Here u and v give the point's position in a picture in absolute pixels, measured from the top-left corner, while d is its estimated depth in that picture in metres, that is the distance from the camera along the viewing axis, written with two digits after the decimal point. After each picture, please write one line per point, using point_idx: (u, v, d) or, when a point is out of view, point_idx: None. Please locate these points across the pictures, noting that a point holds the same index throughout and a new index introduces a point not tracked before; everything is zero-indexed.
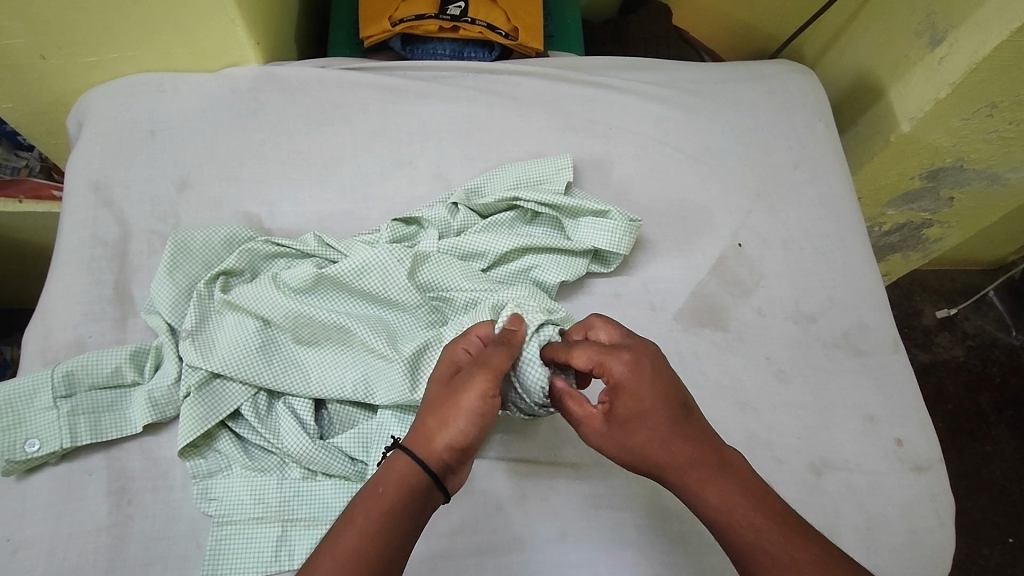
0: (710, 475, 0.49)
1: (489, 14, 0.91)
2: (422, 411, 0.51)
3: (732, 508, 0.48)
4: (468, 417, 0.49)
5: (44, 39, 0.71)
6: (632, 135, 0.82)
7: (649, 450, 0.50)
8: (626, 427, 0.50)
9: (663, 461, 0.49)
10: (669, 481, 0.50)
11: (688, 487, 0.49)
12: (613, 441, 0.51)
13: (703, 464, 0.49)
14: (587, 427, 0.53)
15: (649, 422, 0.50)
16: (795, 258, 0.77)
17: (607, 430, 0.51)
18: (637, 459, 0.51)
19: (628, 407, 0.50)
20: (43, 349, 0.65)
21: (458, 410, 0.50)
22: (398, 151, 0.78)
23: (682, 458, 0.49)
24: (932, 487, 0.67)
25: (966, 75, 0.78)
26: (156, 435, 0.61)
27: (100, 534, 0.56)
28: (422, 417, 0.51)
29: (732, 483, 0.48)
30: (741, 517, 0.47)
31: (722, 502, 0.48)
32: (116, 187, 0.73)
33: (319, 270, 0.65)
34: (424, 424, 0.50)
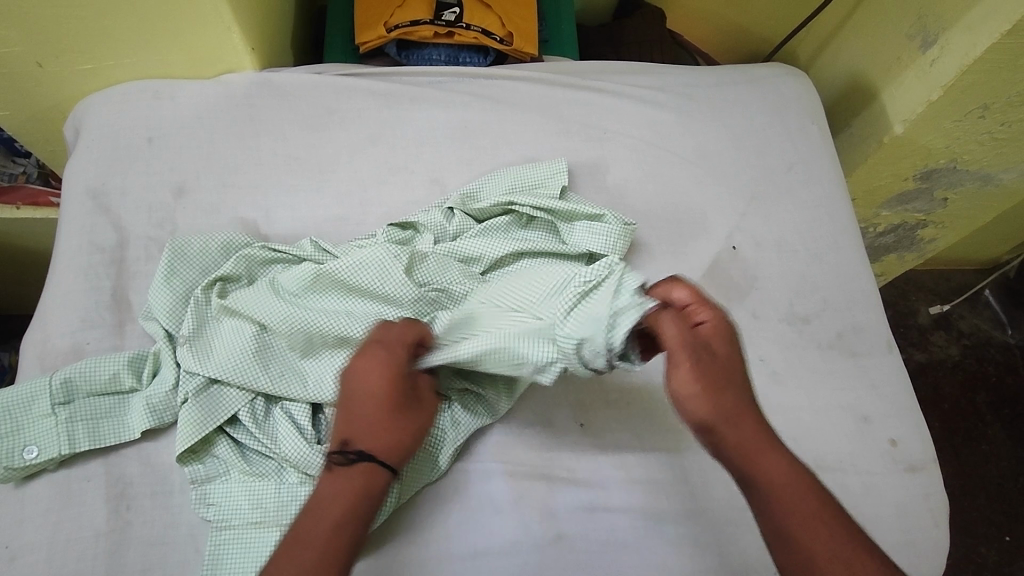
0: (766, 443, 0.53)
1: (484, 19, 0.92)
2: (377, 420, 0.54)
3: (781, 478, 0.51)
4: (421, 433, 0.57)
5: (40, 47, 0.71)
6: (626, 139, 0.82)
7: (731, 403, 0.53)
8: (714, 367, 0.53)
9: (734, 416, 0.53)
10: (732, 438, 0.53)
11: (743, 450, 0.52)
12: (704, 371, 0.53)
13: (766, 433, 0.53)
14: (680, 349, 0.53)
15: (735, 379, 0.54)
16: (789, 260, 0.77)
17: (700, 360, 0.53)
18: (713, 401, 0.52)
19: (721, 352, 0.54)
20: (41, 356, 0.65)
21: (418, 425, 0.56)
22: (394, 156, 0.79)
23: (749, 420, 0.53)
24: (925, 487, 0.68)
25: (957, 77, 0.78)
26: (154, 441, 0.62)
27: (98, 540, 0.57)
28: (381, 427, 0.54)
29: (787, 456, 0.53)
30: (790, 487, 0.51)
31: (774, 470, 0.52)
32: (113, 194, 0.73)
33: (317, 270, 0.65)
34: (389, 436, 0.54)
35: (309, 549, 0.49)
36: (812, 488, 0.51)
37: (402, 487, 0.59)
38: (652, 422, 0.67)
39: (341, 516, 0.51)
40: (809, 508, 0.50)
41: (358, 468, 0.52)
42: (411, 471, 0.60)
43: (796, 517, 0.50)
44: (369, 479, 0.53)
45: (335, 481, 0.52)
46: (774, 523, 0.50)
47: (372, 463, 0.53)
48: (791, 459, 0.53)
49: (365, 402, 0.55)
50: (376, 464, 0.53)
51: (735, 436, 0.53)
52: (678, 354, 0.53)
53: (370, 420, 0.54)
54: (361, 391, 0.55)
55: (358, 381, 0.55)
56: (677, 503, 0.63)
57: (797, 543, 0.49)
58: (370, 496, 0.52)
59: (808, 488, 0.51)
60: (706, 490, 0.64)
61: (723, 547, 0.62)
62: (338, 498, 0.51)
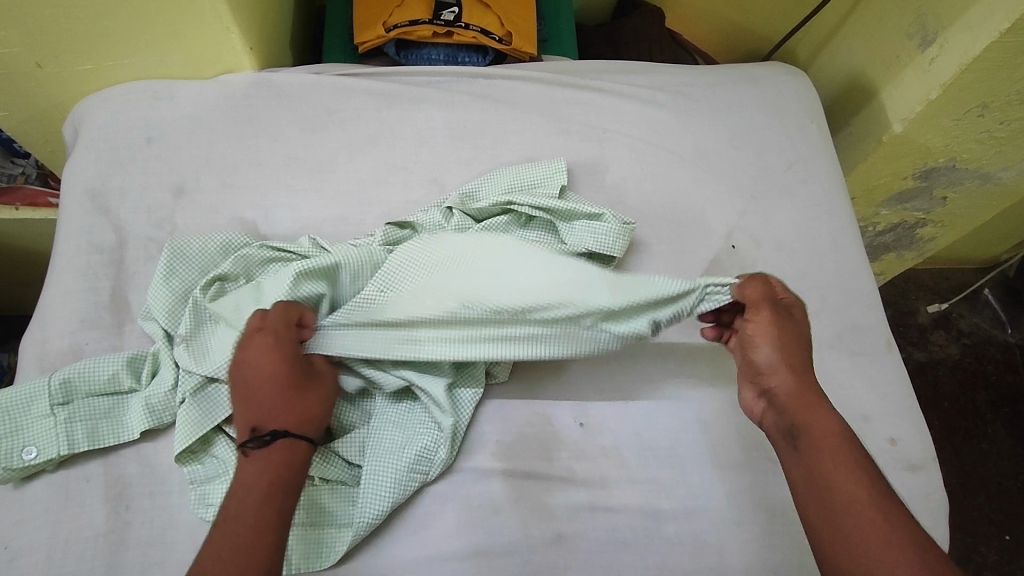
0: (820, 404, 0.56)
1: (483, 19, 0.92)
2: (274, 399, 0.55)
3: (828, 435, 0.53)
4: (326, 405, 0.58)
5: (39, 48, 0.71)
6: (625, 138, 0.82)
7: (788, 365, 0.58)
8: (791, 334, 0.59)
9: (789, 378, 0.57)
10: (785, 395, 0.57)
11: (794, 405, 0.56)
12: (783, 332, 0.59)
13: (820, 399, 0.56)
14: (764, 311, 0.60)
15: (797, 352, 0.59)
16: (788, 259, 0.77)
17: (783, 325, 0.59)
18: (783, 358, 0.58)
19: (796, 327, 0.60)
20: (40, 356, 0.65)
21: (322, 400, 0.58)
22: (393, 156, 0.79)
23: (806, 385, 0.57)
24: (926, 486, 0.68)
25: (956, 76, 0.78)
26: (153, 442, 0.62)
27: (97, 541, 0.57)
28: (284, 404, 0.55)
29: (839, 420, 0.55)
30: (836, 443, 0.53)
31: (823, 426, 0.54)
32: (112, 194, 0.73)
33: (302, 271, 0.63)
34: (294, 412, 0.56)
35: (243, 526, 0.50)
36: (858, 450, 0.53)
37: (399, 487, 0.59)
38: (651, 422, 0.67)
39: (267, 491, 0.52)
40: (850, 464, 0.51)
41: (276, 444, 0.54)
42: (409, 470, 0.60)
43: (835, 467, 0.51)
44: (286, 453, 0.54)
45: (255, 462, 0.53)
46: (810, 471, 0.52)
47: (284, 437, 0.54)
48: (843, 423, 0.55)
49: (257, 386, 0.56)
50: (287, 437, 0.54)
51: (792, 389, 0.57)
52: (761, 312, 0.60)
53: (271, 403, 0.55)
54: (253, 376, 0.56)
55: (248, 367, 0.56)
56: (676, 503, 0.63)
57: (833, 492, 0.50)
58: (293, 468, 0.54)
59: (852, 449, 0.53)
60: (706, 490, 0.64)
61: (723, 546, 0.62)
62: (260, 476, 0.52)
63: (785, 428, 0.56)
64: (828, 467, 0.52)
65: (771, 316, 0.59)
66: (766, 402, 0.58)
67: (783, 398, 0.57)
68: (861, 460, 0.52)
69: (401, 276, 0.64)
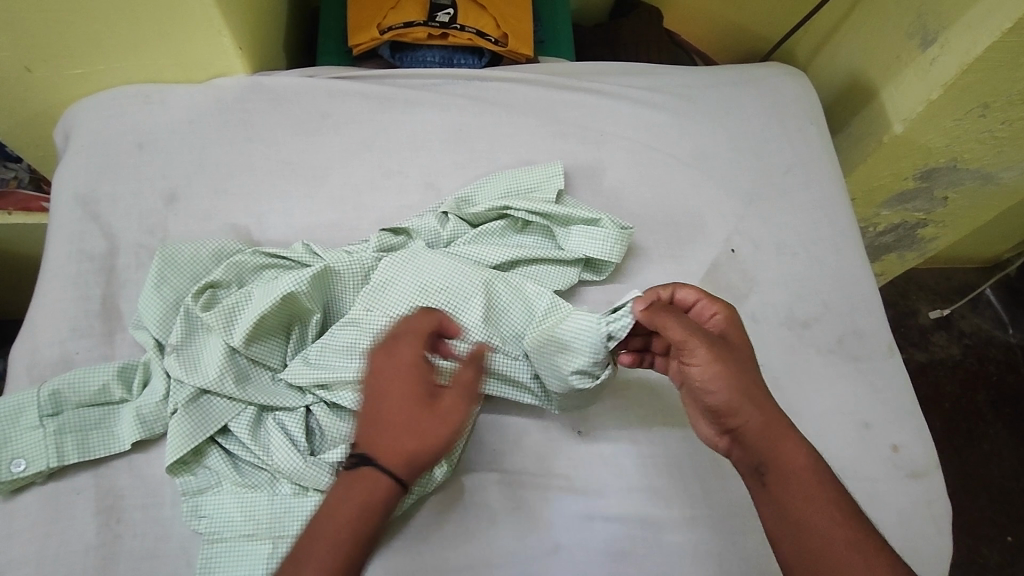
0: (787, 431, 0.54)
1: (479, 20, 0.91)
2: (381, 420, 0.52)
3: (795, 463, 0.53)
4: (440, 439, 0.52)
5: (29, 53, 0.70)
6: (623, 140, 0.81)
7: (740, 397, 0.54)
8: (735, 366, 0.55)
9: (744, 409, 0.54)
10: (750, 429, 0.54)
11: (761, 435, 0.54)
12: (726, 365, 0.54)
13: (784, 423, 0.54)
14: (703, 341, 0.54)
15: (745, 377, 0.55)
16: (788, 263, 0.76)
17: (725, 356, 0.54)
18: (734, 394, 0.53)
19: (739, 350, 0.57)
20: (29, 366, 0.64)
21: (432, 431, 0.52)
22: (387, 160, 0.78)
23: (768, 408, 0.54)
24: (928, 493, 0.67)
25: (957, 76, 0.77)
26: (144, 453, 0.61)
27: (88, 554, 0.56)
28: (389, 429, 0.52)
29: (807, 448, 0.54)
30: (804, 473, 0.52)
31: (792, 460, 0.53)
32: (103, 201, 0.72)
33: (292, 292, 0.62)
34: (393, 442, 0.51)
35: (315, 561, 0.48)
36: (830, 482, 0.52)
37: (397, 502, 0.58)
38: (649, 430, 0.66)
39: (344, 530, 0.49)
40: (823, 499, 0.51)
41: (365, 477, 0.51)
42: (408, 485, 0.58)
43: (807, 505, 0.51)
44: (368, 490, 0.51)
45: (341, 494, 0.51)
46: (783, 510, 0.51)
47: (372, 470, 0.51)
48: (811, 451, 0.54)
49: (375, 401, 0.53)
50: (374, 472, 0.51)
51: (757, 422, 0.54)
52: (696, 350, 0.54)
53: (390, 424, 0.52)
54: (374, 389, 0.53)
55: (373, 379, 0.54)
56: (676, 512, 0.62)
57: (806, 524, 0.50)
58: (381, 501, 0.51)
59: (822, 481, 0.52)
60: (706, 498, 0.63)
61: (722, 555, 0.62)
62: (342, 511, 0.50)
63: (753, 466, 0.54)
64: (803, 507, 0.51)
65: (707, 350, 0.54)
66: (730, 439, 0.56)
67: (750, 435, 0.54)
68: (833, 494, 0.51)
69: (387, 298, 0.65)
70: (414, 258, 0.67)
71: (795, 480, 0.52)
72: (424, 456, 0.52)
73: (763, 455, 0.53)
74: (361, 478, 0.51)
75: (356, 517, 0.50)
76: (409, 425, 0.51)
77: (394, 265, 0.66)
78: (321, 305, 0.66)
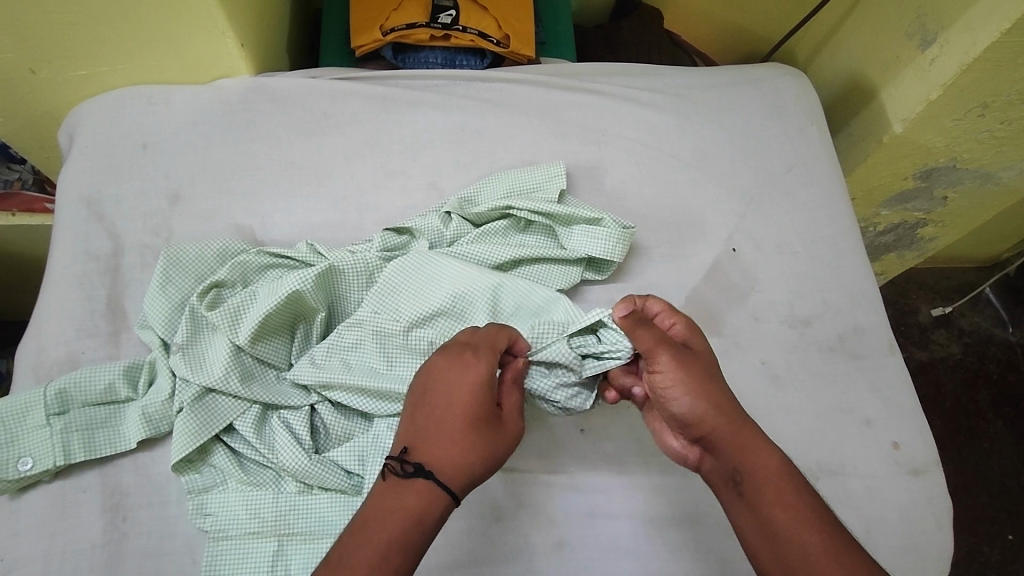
0: (756, 438, 0.52)
1: (481, 21, 0.91)
2: (448, 433, 0.50)
3: (768, 471, 0.51)
4: (501, 457, 0.52)
5: (34, 55, 0.71)
6: (624, 140, 0.82)
7: (709, 407, 0.53)
8: (698, 378, 0.54)
9: (715, 420, 0.53)
10: (719, 439, 0.53)
11: (732, 444, 0.52)
12: (690, 375, 0.54)
13: (752, 429, 0.53)
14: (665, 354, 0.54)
15: (709, 386, 0.54)
16: (789, 262, 0.77)
17: (688, 368, 0.54)
18: (699, 404, 0.53)
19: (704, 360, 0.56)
20: (36, 365, 0.64)
21: (491, 453, 0.50)
22: (390, 160, 0.78)
23: (736, 415, 0.53)
24: (929, 490, 0.67)
25: (956, 75, 0.78)
26: (150, 452, 0.61)
27: (95, 553, 0.56)
28: (460, 442, 0.49)
29: (777, 453, 0.52)
30: (777, 481, 0.50)
31: (764, 468, 0.51)
32: (108, 202, 0.72)
33: (297, 292, 0.62)
34: (465, 457, 0.49)
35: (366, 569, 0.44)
36: (802, 488, 0.50)
37: None
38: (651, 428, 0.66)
39: (409, 542, 0.46)
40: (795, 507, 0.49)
41: (430, 490, 0.48)
42: None
43: (780, 511, 0.49)
44: (426, 503, 0.48)
45: (401, 503, 0.47)
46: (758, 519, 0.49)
47: (431, 483, 0.48)
48: (782, 457, 0.52)
49: (444, 407, 0.51)
50: (435, 485, 0.48)
51: (726, 429, 0.53)
52: (660, 361, 0.54)
53: (455, 432, 0.50)
54: (442, 398, 0.51)
55: (439, 386, 0.51)
56: (678, 509, 0.63)
57: (784, 534, 0.48)
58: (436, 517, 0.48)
59: (793, 489, 0.50)
60: (708, 497, 0.64)
61: (725, 553, 0.62)
62: (398, 519, 0.46)
63: (728, 476, 0.52)
64: (777, 516, 0.49)
65: (673, 360, 0.54)
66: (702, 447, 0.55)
67: (718, 441, 0.53)
68: (806, 500, 0.49)
69: (394, 302, 0.65)
70: (426, 263, 0.67)
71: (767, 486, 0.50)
72: (483, 473, 0.50)
73: (733, 462, 0.52)
74: (425, 489, 0.48)
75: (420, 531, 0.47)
76: (477, 440, 0.50)
77: (405, 269, 0.67)
78: (325, 303, 0.66)
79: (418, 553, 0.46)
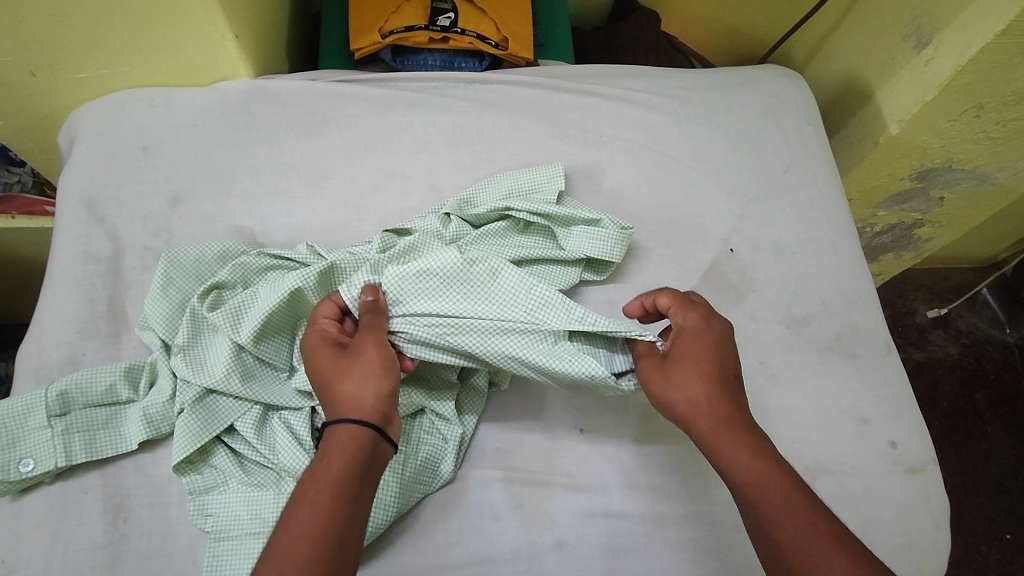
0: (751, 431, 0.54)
1: (479, 24, 0.92)
2: (334, 387, 0.54)
3: (766, 465, 0.52)
4: (382, 376, 0.54)
5: (34, 58, 0.71)
6: (622, 142, 0.82)
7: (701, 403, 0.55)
8: (687, 374, 0.56)
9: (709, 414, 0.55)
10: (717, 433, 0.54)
11: (727, 436, 0.54)
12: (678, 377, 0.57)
13: (746, 424, 0.54)
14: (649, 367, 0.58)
15: (699, 382, 0.56)
16: (786, 262, 0.77)
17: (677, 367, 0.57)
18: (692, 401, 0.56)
19: (707, 341, 0.58)
20: (37, 367, 0.64)
21: (368, 378, 0.54)
22: (389, 162, 0.78)
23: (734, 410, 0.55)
24: (926, 488, 0.68)
25: (951, 77, 0.78)
26: (151, 453, 0.61)
27: (96, 553, 0.57)
28: (336, 386, 0.54)
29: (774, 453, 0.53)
30: (774, 473, 0.52)
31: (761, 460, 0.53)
32: (108, 204, 0.73)
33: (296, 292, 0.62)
34: (350, 390, 0.53)
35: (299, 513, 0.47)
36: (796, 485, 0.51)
37: (403, 500, 0.59)
38: (648, 429, 0.66)
39: (332, 481, 0.49)
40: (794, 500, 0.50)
41: (339, 432, 0.51)
42: (414, 483, 0.60)
43: (779, 504, 0.50)
44: (339, 439, 0.51)
45: (322, 457, 0.50)
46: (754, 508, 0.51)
47: (337, 426, 0.52)
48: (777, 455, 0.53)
49: (320, 376, 0.55)
50: (339, 425, 0.52)
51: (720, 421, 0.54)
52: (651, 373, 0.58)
53: (336, 384, 0.54)
54: (314, 372, 0.55)
55: (312, 365, 0.56)
56: (677, 508, 0.63)
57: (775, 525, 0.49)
58: (354, 452, 0.51)
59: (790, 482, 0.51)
60: (706, 495, 0.64)
61: (725, 553, 0.62)
62: (321, 462, 0.50)
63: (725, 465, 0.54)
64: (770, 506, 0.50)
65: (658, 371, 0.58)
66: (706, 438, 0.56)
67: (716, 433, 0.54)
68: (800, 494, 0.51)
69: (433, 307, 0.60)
70: (464, 263, 0.61)
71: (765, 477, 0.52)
72: (372, 393, 0.53)
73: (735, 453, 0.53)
74: (333, 434, 0.51)
75: (343, 460, 0.50)
76: (354, 376, 0.54)
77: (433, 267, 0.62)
78: None
79: (338, 487, 0.49)
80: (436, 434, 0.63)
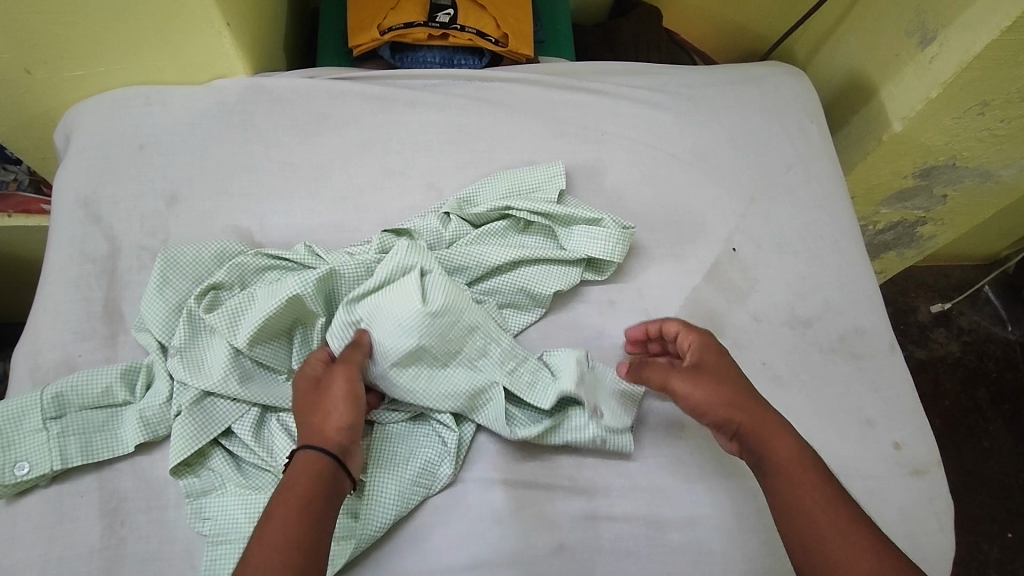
0: (777, 426, 0.58)
1: (479, 20, 0.91)
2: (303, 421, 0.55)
3: (787, 455, 0.56)
4: (348, 408, 0.56)
5: (30, 56, 0.70)
6: (624, 140, 0.82)
7: (730, 407, 0.58)
8: (717, 385, 0.59)
9: (740, 417, 0.58)
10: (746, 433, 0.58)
11: (756, 433, 0.57)
12: (710, 385, 0.59)
13: (769, 421, 0.58)
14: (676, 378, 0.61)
15: (723, 387, 0.59)
16: (790, 261, 0.77)
17: (707, 378, 0.60)
18: (726, 406, 0.58)
19: (717, 357, 0.62)
20: (32, 369, 0.64)
21: (330, 411, 0.55)
22: (388, 160, 0.78)
23: (757, 407, 0.58)
24: (930, 490, 0.67)
25: (955, 74, 0.78)
26: (148, 455, 0.61)
27: (93, 557, 0.56)
28: (304, 419, 0.55)
29: (795, 439, 0.57)
30: (797, 462, 0.55)
31: (783, 451, 0.56)
32: (105, 204, 0.72)
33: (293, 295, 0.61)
34: (314, 422, 0.55)
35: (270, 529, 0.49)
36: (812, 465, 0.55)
37: (401, 501, 0.59)
38: (649, 432, 0.66)
39: (300, 500, 0.50)
40: (812, 482, 0.54)
41: (303, 458, 0.52)
42: (413, 485, 0.59)
43: (802, 487, 0.54)
44: (302, 466, 0.52)
45: (285, 482, 0.51)
46: (780, 496, 0.54)
47: (301, 454, 0.53)
48: (798, 442, 0.57)
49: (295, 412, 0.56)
50: (304, 454, 0.53)
51: (751, 421, 0.58)
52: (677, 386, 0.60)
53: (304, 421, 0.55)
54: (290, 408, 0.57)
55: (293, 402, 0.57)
56: (679, 511, 0.63)
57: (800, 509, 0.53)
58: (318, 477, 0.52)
59: (812, 467, 0.55)
60: (709, 497, 0.64)
61: (728, 556, 0.62)
62: (287, 485, 0.51)
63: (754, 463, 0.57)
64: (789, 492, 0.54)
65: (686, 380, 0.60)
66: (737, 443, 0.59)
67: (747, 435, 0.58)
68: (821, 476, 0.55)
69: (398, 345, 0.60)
70: (426, 308, 0.60)
71: (786, 467, 0.55)
72: (336, 425, 0.55)
73: (759, 448, 0.57)
74: (297, 460, 0.53)
75: (305, 485, 0.51)
76: (321, 410, 0.55)
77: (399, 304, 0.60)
78: (325, 305, 0.66)
79: (303, 504, 0.50)
80: (437, 435, 0.63)
